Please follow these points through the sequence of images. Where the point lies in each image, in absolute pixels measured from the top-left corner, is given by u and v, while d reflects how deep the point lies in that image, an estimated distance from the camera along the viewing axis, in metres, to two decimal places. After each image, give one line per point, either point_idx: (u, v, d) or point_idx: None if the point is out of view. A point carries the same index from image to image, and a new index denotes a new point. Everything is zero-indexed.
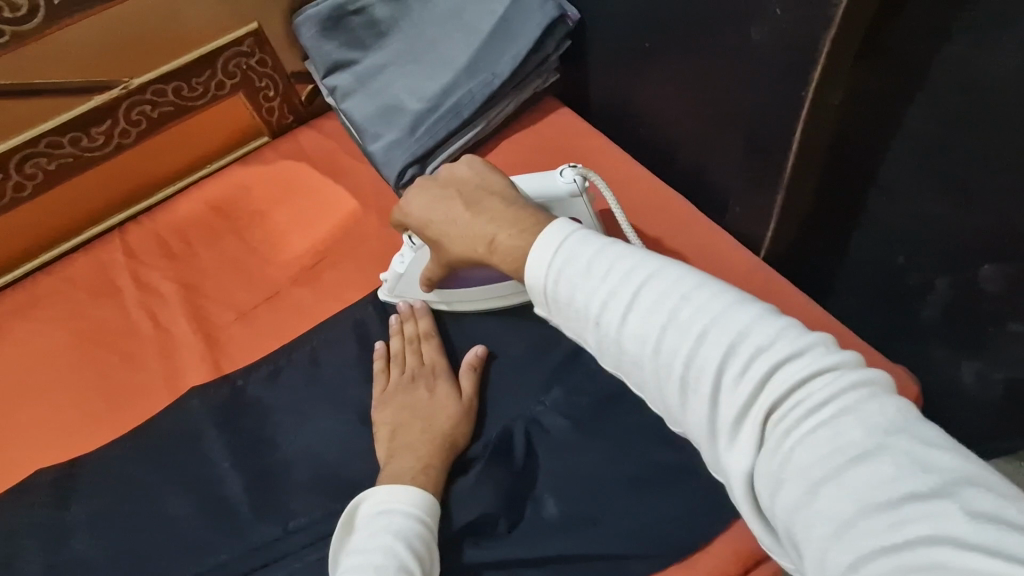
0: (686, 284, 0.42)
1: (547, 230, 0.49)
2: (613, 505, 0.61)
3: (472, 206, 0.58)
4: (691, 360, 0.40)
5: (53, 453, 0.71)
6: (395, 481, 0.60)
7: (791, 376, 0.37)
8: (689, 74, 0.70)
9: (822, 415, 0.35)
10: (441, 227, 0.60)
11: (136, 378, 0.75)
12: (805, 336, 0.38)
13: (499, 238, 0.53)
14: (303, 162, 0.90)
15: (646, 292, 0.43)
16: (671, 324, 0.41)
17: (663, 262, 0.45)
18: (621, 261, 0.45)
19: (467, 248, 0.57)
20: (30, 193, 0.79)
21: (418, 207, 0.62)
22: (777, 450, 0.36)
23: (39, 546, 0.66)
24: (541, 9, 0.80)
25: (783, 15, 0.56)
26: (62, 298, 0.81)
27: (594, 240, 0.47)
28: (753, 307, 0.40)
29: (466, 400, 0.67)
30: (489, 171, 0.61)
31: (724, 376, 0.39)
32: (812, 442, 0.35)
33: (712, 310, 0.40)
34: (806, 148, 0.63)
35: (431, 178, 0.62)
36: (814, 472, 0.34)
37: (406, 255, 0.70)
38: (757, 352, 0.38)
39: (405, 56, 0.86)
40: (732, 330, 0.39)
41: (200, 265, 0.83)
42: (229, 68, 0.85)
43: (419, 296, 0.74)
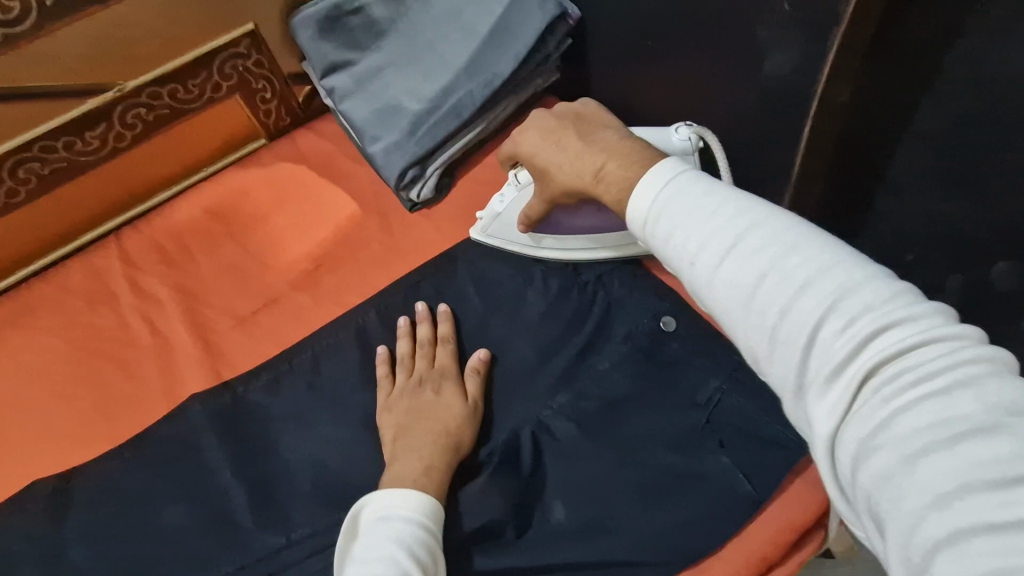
0: (791, 235, 0.40)
1: (654, 167, 0.47)
2: (622, 512, 0.60)
3: (588, 137, 0.56)
4: (787, 311, 0.37)
5: (48, 465, 0.70)
6: (397, 484, 0.58)
7: (898, 340, 0.34)
8: (693, 73, 0.69)
9: (934, 383, 0.32)
10: (549, 159, 0.59)
11: (133, 387, 0.74)
12: (921, 304, 0.35)
13: (608, 167, 0.52)
14: (301, 165, 0.89)
15: (747, 238, 0.40)
16: (772, 272, 0.39)
17: (771, 211, 0.42)
18: (725, 206, 0.42)
19: (578, 179, 0.55)
20: (24, 199, 0.78)
21: (531, 141, 0.61)
22: (871, 416, 0.33)
23: (33, 562, 0.64)
24: (541, 9, 0.79)
25: (791, 11, 0.56)
26: (58, 305, 0.79)
27: (700, 181, 0.44)
28: (865, 268, 0.37)
29: (471, 402, 0.66)
30: (602, 111, 0.59)
31: (821, 331, 0.36)
32: (916, 410, 0.32)
33: (817, 263, 0.38)
34: (814, 146, 0.62)
35: (552, 109, 0.61)
36: (913, 439, 0.31)
37: (507, 193, 0.73)
38: (862, 311, 0.35)
39: (404, 56, 0.85)
40: (836, 286, 0.36)
41: (198, 270, 0.81)
42: (226, 70, 0.84)
43: (513, 238, 0.74)
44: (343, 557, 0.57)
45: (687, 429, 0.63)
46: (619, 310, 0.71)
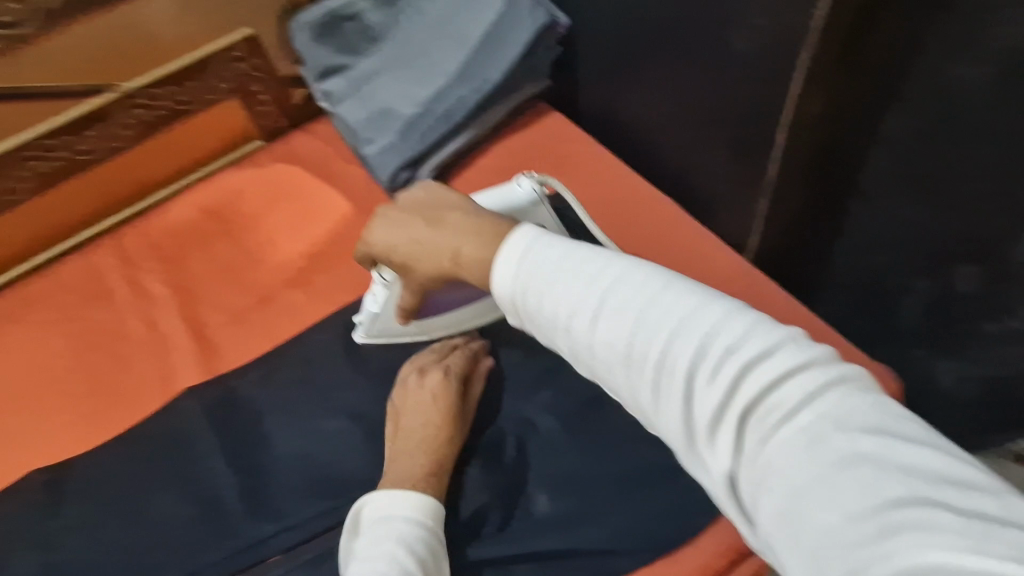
0: (649, 285, 0.42)
1: (510, 237, 0.48)
2: (600, 502, 0.62)
3: (435, 224, 0.53)
4: (658, 363, 0.40)
5: (45, 455, 0.71)
6: (399, 488, 0.60)
7: (761, 379, 0.37)
8: (677, 82, 0.72)
9: (798, 417, 0.36)
10: (404, 250, 0.55)
11: (129, 379, 0.76)
12: (773, 335, 0.38)
13: (465, 251, 0.50)
14: (296, 166, 0.91)
15: (610, 296, 0.42)
16: (639, 327, 0.41)
17: (627, 264, 0.44)
18: (584, 264, 0.44)
19: (438, 265, 0.53)
20: (25, 196, 0.80)
21: (380, 230, 0.56)
22: (754, 457, 0.36)
23: (33, 548, 0.66)
24: (531, 16, 0.82)
25: (765, 25, 0.58)
26: (53, 301, 0.81)
27: (553, 243, 0.46)
28: (718, 305, 0.40)
29: (468, 406, 0.67)
30: (442, 188, 0.57)
31: (695, 380, 0.38)
32: (791, 447, 0.35)
33: (676, 311, 0.40)
34: (792, 151, 0.65)
35: (389, 203, 0.57)
36: (797, 480, 0.34)
37: (379, 293, 0.68)
38: (725, 354, 0.38)
39: (396, 60, 0.87)
40: (697, 330, 0.39)
41: (193, 268, 0.83)
42: (224, 72, 0.86)
43: (399, 331, 0.73)
44: (346, 552, 0.58)
45: None
46: None
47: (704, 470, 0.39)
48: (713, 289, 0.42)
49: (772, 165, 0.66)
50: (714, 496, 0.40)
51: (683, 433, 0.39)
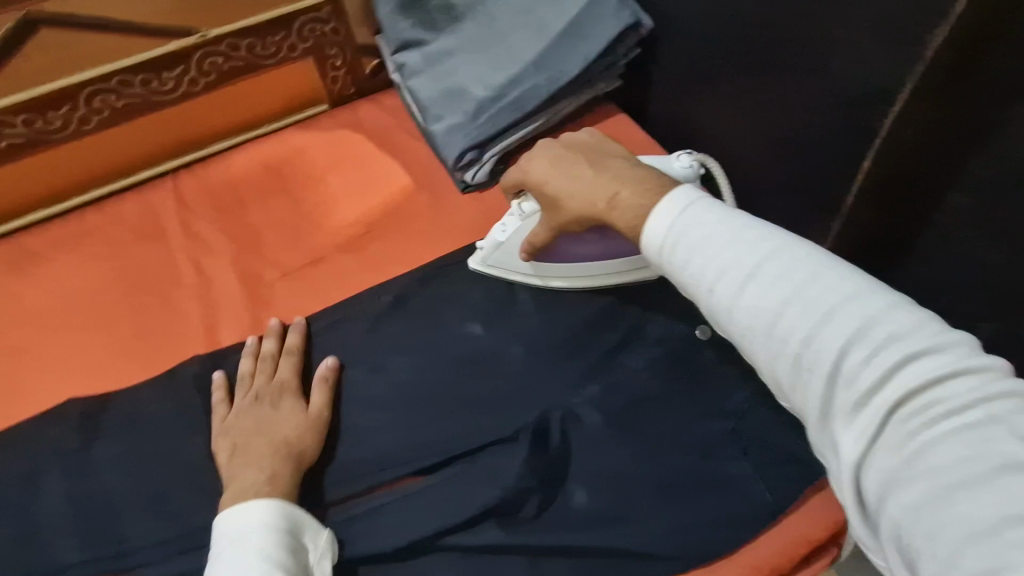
0: (812, 264, 0.44)
1: (669, 197, 0.51)
2: (641, 504, 0.61)
3: (597, 166, 0.60)
4: (809, 334, 0.42)
5: (82, 386, 0.71)
6: (237, 501, 0.56)
7: (923, 371, 0.38)
8: (761, 97, 0.72)
9: (961, 413, 0.36)
10: (560, 185, 0.62)
11: (175, 321, 0.75)
12: (945, 336, 0.39)
13: (624, 195, 0.55)
14: (360, 135, 0.91)
15: (769, 266, 0.45)
16: (795, 299, 0.43)
17: (788, 242, 0.46)
18: (744, 233, 0.47)
19: (590, 206, 0.59)
20: (94, 127, 0.80)
21: (541, 166, 0.65)
22: (899, 442, 0.37)
23: (60, 476, 0.65)
24: (617, 15, 0.81)
25: (870, 46, 0.58)
26: (108, 235, 0.81)
27: (714, 209, 0.49)
28: (888, 296, 0.41)
29: (313, 414, 0.66)
30: (608, 139, 0.64)
31: (848, 359, 0.40)
32: (945, 440, 0.36)
33: (838, 291, 0.42)
34: (872, 175, 0.65)
35: (557, 140, 0.66)
36: (946, 469, 0.35)
37: (510, 224, 0.73)
38: (889, 340, 0.39)
39: (475, 42, 0.87)
40: (859, 312, 0.41)
41: (249, 220, 0.83)
42: (304, 32, 0.87)
43: (515, 269, 0.75)
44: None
45: (712, 436, 0.65)
46: (655, 312, 0.73)
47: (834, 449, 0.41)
48: (883, 283, 0.43)
49: (853, 191, 0.67)
50: (835, 477, 0.41)
51: (821, 408, 0.41)
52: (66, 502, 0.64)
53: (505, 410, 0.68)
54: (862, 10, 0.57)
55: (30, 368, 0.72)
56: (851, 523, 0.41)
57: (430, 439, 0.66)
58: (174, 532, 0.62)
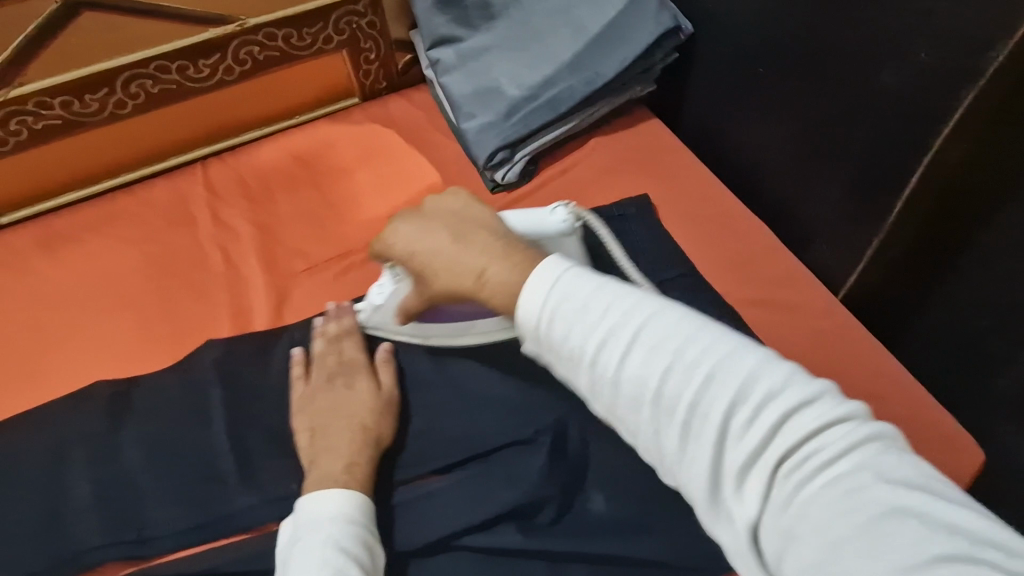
0: (688, 327, 0.42)
1: (538, 267, 0.47)
2: (665, 515, 0.60)
3: (461, 238, 0.54)
4: (693, 403, 0.39)
5: (110, 369, 0.71)
6: (318, 488, 0.57)
7: (800, 426, 0.37)
8: (802, 107, 0.70)
9: (831, 466, 0.36)
10: (426, 259, 0.55)
11: (201, 308, 0.75)
12: (811, 385, 0.39)
13: (493, 270, 0.50)
14: (390, 130, 0.90)
15: (648, 335, 0.42)
16: (676, 367, 0.41)
17: (660, 304, 0.44)
18: (619, 297, 0.44)
19: (455, 283, 0.53)
20: (129, 112, 0.80)
21: (400, 236, 0.57)
22: (784, 505, 0.36)
23: (86, 457, 0.65)
24: (656, 20, 0.80)
25: (927, 61, 0.56)
26: (139, 220, 0.81)
27: (586, 274, 0.46)
28: (757, 351, 0.41)
29: (385, 395, 0.66)
30: (474, 203, 0.58)
31: (732, 423, 0.38)
32: (824, 495, 0.35)
33: (716, 353, 0.40)
34: (918, 194, 0.63)
35: (416, 207, 0.58)
36: (832, 528, 0.33)
37: (386, 285, 0.66)
38: (765, 400, 0.38)
39: (510, 40, 0.86)
40: (737, 373, 0.39)
41: (277, 211, 0.83)
42: (341, 25, 0.86)
43: (397, 330, 0.70)
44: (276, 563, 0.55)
45: None
46: None
47: (725, 517, 0.39)
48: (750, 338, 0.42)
49: (896, 210, 0.65)
50: (730, 546, 0.39)
51: (710, 477, 0.39)
52: (90, 484, 0.64)
53: (528, 410, 0.67)
54: (919, 23, 0.56)
55: (59, 348, 0.72)
56: None
57: (452, 438, 0.66)
58: (196, 521, 0.62)
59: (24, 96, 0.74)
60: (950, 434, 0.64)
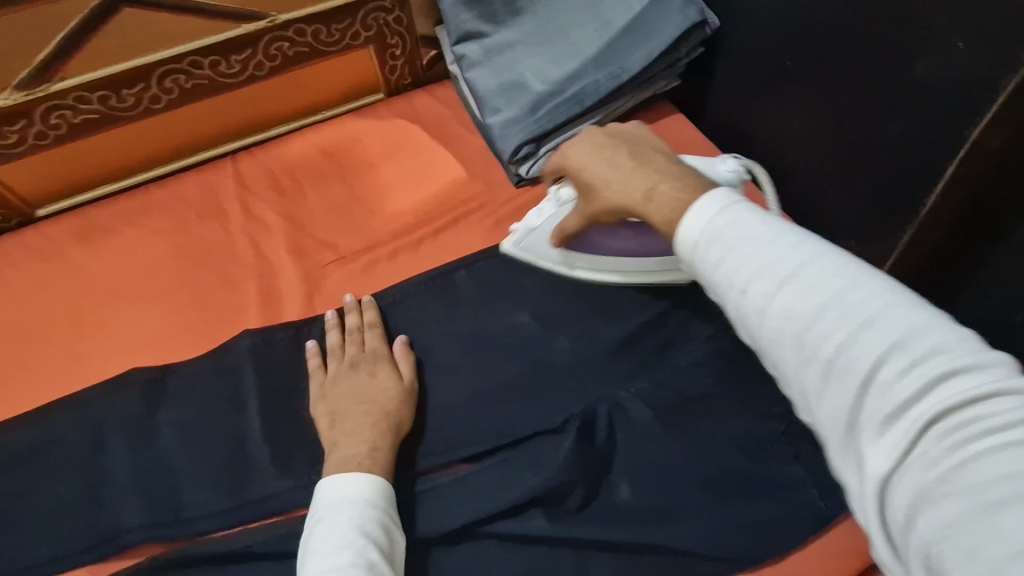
0: (855, 272, 0.39)
1: (700, 199, 0.46)
2: (691, 504, 0.60)
3: (639, 158, 0.54)
4: (844, 343, 0.36)
5: (144, 356, 0.73)
6: (341, 469, 0.58)
7: (967, 385, 0.32)
8: (832, 101, 0.70)
9: (1005, 433, 0.31)
10: (597, 175, 0.56)
11: (232, 298, 0.77)
12: (989, 353, 0.34)
13: (663, 187, 0.50)
14: (415, 124, 0.91)
15: (806, 270, 0.39)
16: (833, 306, 0.37)
17: (826, 247, 0.41)
18: (782, 233, 0.41)
19: (625, 199, 0.53)
20: (164, 106, 0.83)
21: (580, 153, 0.58)
22: (931, 463, 0.32)
23: (122, 441, 0.67)
24: (683, 13, 0.80)
25: (964, 50, 0.56)
26: (171, 212, 0.83)
27: (747, 208, 0.44)
28: (931, 311, 0.36)
29: (405, 385, 0.67)
30: (654, 134, 0.58)
31: (885, 370, 0.35)
32: (986, 458, 0.30)
33: (882, 300, 0.37)
34: (950, 188, 0.63)
35: (601, 126, 0.59)
36: (983, 489, 0.29)
37: (546, 209, 0.69)
38: (930, 353, 0.34)
39: (536, 35, 0.86)
40: (903, 322, 0.36)
41: (305, 204, 0.85)
42: (368, 21, 0.88)
43: (544, 255, 0.75)
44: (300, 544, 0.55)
45: (766, 441, 0.63)
46: (709, 311, 0.72)
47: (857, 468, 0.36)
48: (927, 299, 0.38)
49: (928, 203, 0.65)
50: (860, 501, 0.36)
51: (848, 421, 0.36)
52: (126, 467, 0.66)
53: (554, 400, 0.67)
54: (957, 13, 0.55)
55: (96, 336, 0.74)
56: (880, 554, 0.35)
57: (478, 426, 0.66)
58: (228, 504, 0.63)
59: (65, 90, 0.76)
60: None
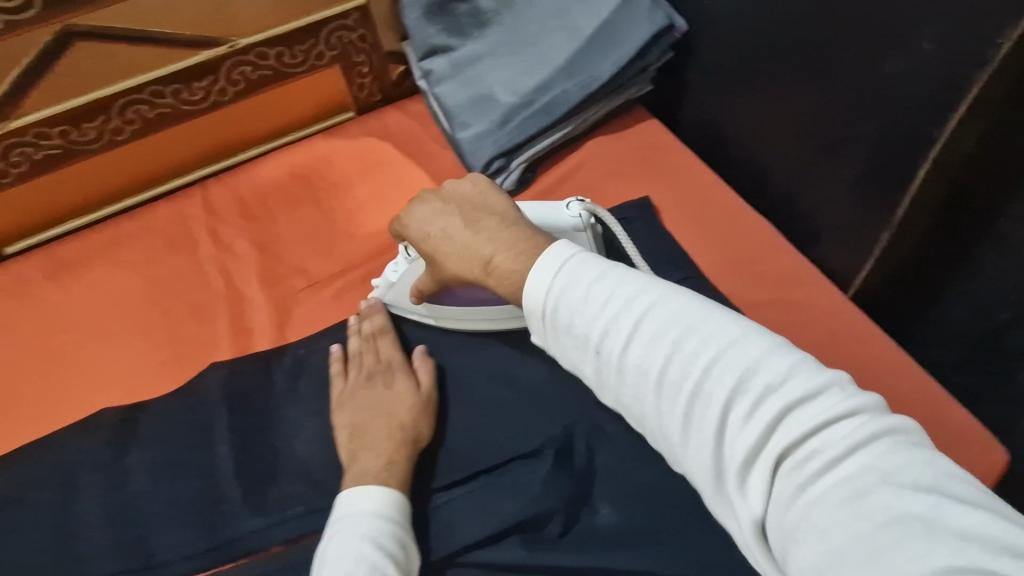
0: (694, 319, 0.43)
1: (544, 253, 0.49)
2: (675, 525, 0.59)
3: (471, 224, 0.57)
4: (695, 393, 0.41)
5: (115, 395, 0.71)
6: (359, 483, 0.58)
7: (802, 420, 0.38)
8: (802, 103, 0.69)
9: (838, 462, 0.36)
10: (438, 242, 0.58)
11: (204, 330, 0.76)
12: (818, 379, 0.39)
13: (499, 258, 0.53)
14: (386, 142, 0.90)
15: (654, 326, 0.43)
16: (679, 358, 0.42)
17: (667, 294, 0.45)
18: (627, 286, 0.46)
19: (465, 268, 0.56)
20: (127, 137, 0.81)
21: (418, 220, 0.60)
22: (786, 499, 0.37)
23: (96, 485, 0.66)
24: (650, 18, 0.78)
25: (930, 49, 0.54)
26: (141, 244, 0.82)
27: (591, 262, 0.48)
28: (762, 343, 0.41)
29: (423, 394, 0.66)
30: (489, 189, 0.60)
31: (732, 414, 0.39)
32: (826, 490, 0.35)
33: (717, 345, 0.41)
34: (924, 188, 0.61)
35: (437, 189, 0.61)
36: (831, 523, 0.34)
37: (400, 263, 0.70)
38: (767, 393, 0.39)
39: (502, 46, 0.85)
40: (740, 364, 0.40)
41: (277, 229, 0.83)
42: (332, 40, 0.86)
43: (410, 309, 0.73)
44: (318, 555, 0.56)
45: None
46: None
47: (734, 510, 0.40)
48: (757, 329, 0.42)
49: (904, 204, 0.63)
50: (741, 537, 0.40)
51: (715, 469, 0.40)
52: (100, 511, 0.64)
53: (532, 422, 0.65)
54: (921, 10, 0.54)
55: (66, 376, 0.73)
56: None
57: (454, 454, 0.64)
58: (204, 545, 0.62)
59: (24, 125, 0.75)
60: (972, 436, 0.61)
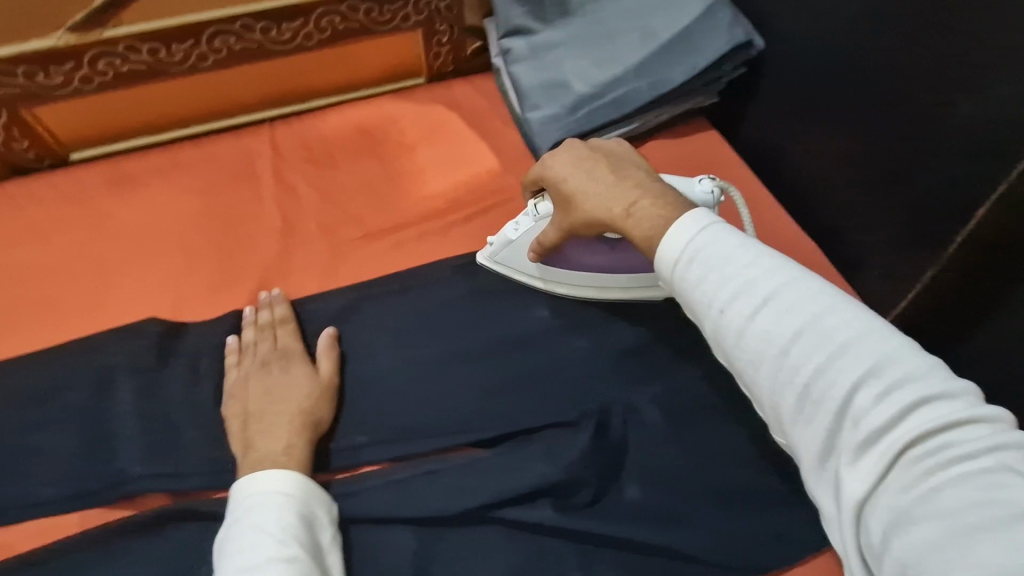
0: (828, 299, 0.44)
1: (681, 217, 0.50)
2: (698, 509, 0.61)
3: (618, 172, 0.59)
4: (819, 370, 0.42)
5: (162, 308, 0.73)
6: (255, 469, 0.57)
7: (935, 413, 0.38)
8: (867, 132, 0.71)
9: (967, 459, 0.36)
10: (580, 184, 0.60)
11: (255, 261, 0.77)
12: (954, 381, 0.39)
13: (641, 205, 0.55)
14: (454, 113, 0.92)
15: (786, 297, 0.44)
16: (811, 333, 0.43)
17: (804, 272, 0.46)
18: (761, 258, 0.47)
19: (604, 212, 0.58)
20: (210, 65, 0.83)
21: (561, 162, 0.62)
22: (900, 485, 0.38)
23: (133, 391, 0.67)
24: (732, 31, 0.81)
25: (1009, 95, 0.57)
26: (204, 170, 0.84)
27: (734, 233, 0.49)
28: (896, 338, 0.41)
29: (323, 381, 0.66)
30: (636, 154, 0.62)
31: (857, 396, 0.40)
32: (952, 483, 0.36)
33: (854, 329, 0.42)
34: (983, 227, 0.63)
35: (582, 141, 0.64)
36: (951, 514, 0.35)
37: (523, 222, 0.69)
38: (902, 381, 0.39)
39: (583, 37, 0.88)
40: (876, 350, 0.41)
41: (340, 178, 0.85)
42: (420, 5, 0.89)
43: (521, 267, 0.73)
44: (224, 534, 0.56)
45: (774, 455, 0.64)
46: None
47: (834, 488, 0.41)
48: (891, 325, 0.43)
49: (957, 241, 0.66)
50: (835, 517, 0.41)
51: (824, 446, 0.41)
52: (135, 416, 0.66)
53: (569, 395, 0.67)
54: (1006, 59, 0.57)
55: (114, 284, 0.74)
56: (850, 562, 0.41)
57: (486, 413, 0.66)
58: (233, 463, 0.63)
59: (116, 38, 0.76)
60: None
